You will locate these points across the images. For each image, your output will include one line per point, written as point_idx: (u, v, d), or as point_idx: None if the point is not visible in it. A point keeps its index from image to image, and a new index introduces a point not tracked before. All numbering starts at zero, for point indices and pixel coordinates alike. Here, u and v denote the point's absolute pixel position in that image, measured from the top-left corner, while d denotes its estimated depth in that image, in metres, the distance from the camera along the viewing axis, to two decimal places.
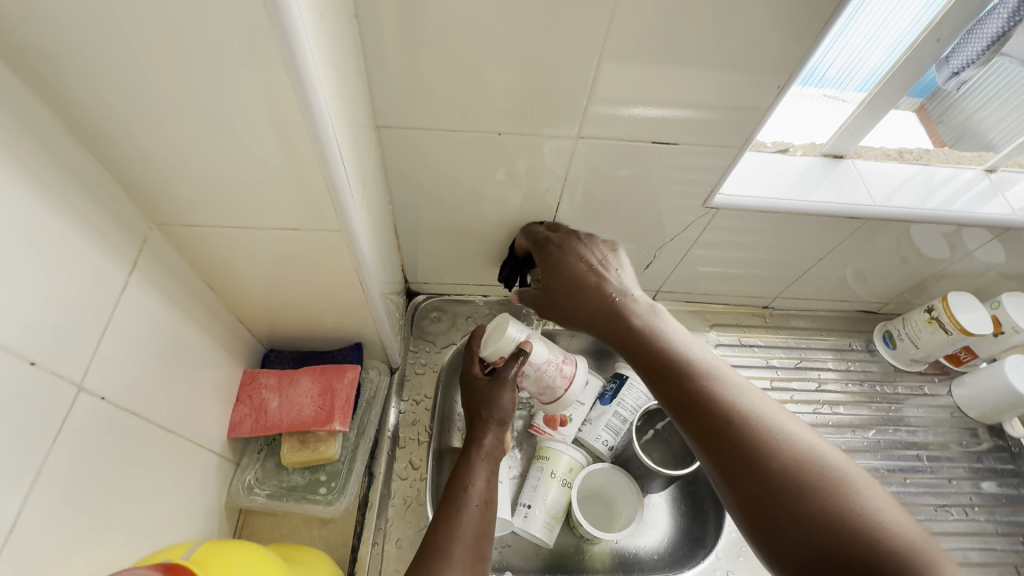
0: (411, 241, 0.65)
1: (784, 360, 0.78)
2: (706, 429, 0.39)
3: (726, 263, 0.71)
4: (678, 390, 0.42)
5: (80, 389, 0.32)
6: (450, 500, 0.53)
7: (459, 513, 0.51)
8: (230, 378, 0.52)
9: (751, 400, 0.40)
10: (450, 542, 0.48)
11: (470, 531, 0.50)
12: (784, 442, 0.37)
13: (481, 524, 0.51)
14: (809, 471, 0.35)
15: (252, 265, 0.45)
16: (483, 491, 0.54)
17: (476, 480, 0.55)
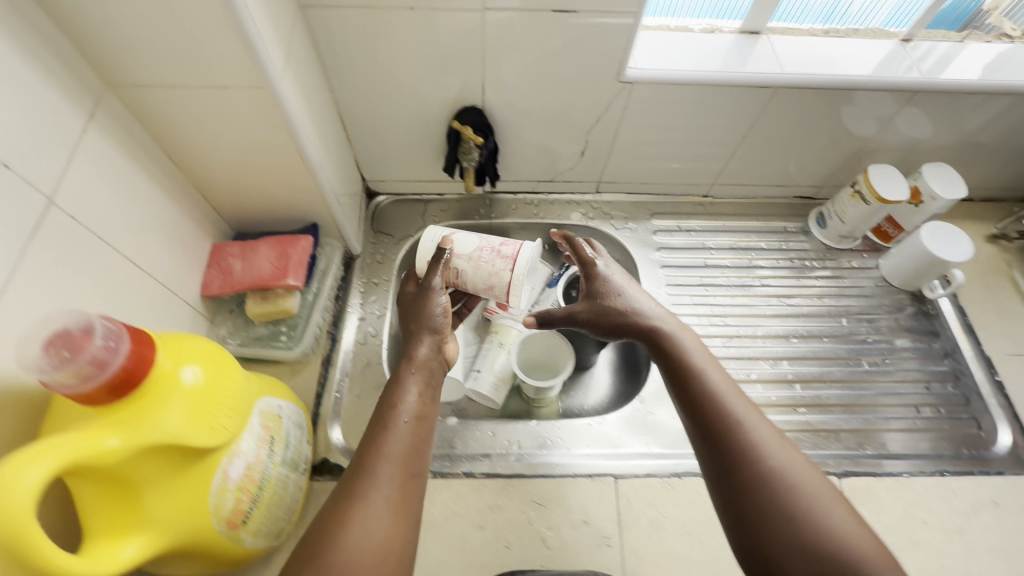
0: (359, 135, 0.71)
1: (720, 242, 0.83)
2: (704, 435, 0.48)
3: (658, 148, 0.76)
4: (685, 394, 0.51)
5: (51, 202, 0.40)
6: (379, 418, 0.48)
7: (384, 431, 0.47)
8: (200, 246, 0.60)
9: (748, 416, 0.47)
10: (376, 467, 0.44)
11: (399, 451, 0.45)
12: (767, 450, 0.45)
13: (412, 443, 0.47)
14: (781, 479, 0.43)
15: (200, 133, 0.52)
16: (417, 407, 0.50)
17: (407, 397, 0.50)
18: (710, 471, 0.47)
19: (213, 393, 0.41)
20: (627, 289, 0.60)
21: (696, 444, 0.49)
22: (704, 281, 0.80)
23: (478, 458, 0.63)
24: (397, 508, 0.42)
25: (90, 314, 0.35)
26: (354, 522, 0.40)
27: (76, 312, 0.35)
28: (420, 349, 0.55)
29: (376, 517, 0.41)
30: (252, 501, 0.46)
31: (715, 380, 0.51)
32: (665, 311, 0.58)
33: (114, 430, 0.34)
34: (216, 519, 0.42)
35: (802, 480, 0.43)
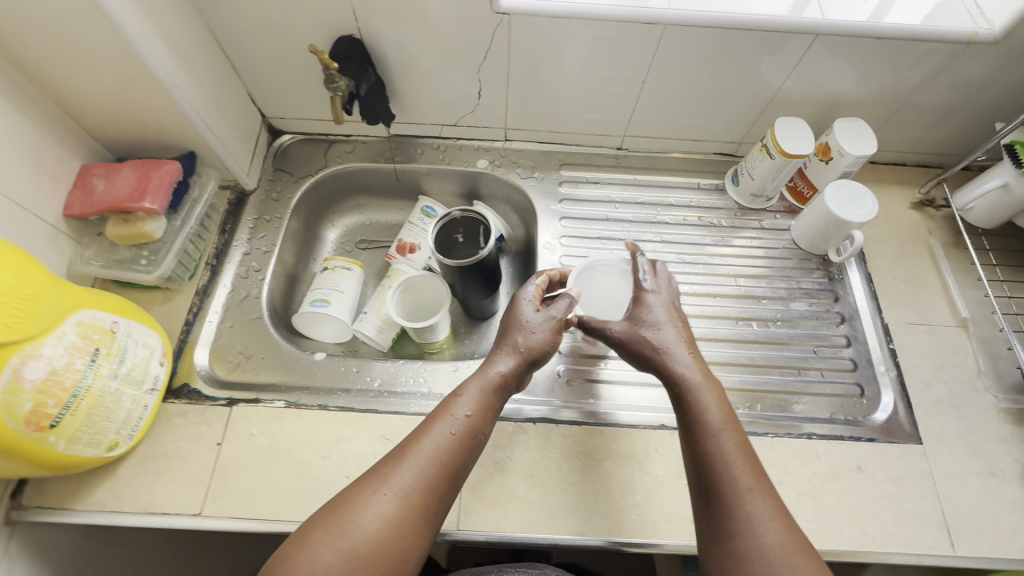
0: (247, 64, 0.70)
1: (626, 196, 0.80)
2: (701, 475, 0.46)
3: (558, 93, 0.73)
4: (711, 439, 0.47)
5: None
6: (436, 416, 0.48)
7: (425, 433, 0.46)
8: (63, 166, 0.60)
9: (759, 480, 0.45)
10: (405, 466, 0.44)
11: (433, 458, 0.45)
12: (757, 516, 0.43)
13: (447, 459, 0.45)
14: (759, 546, 0.41)
15: (37, 42, 0.52)
16: (473, 423, 0.48)
17: (464, 409, 0.48)
18: (699, 499, 0.46)
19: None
20: (666, 323, 0.54)
21: (694, 478, 0.48)
22: (604, 235, 0.76)
23: (337, 394, 0.64)
24: (404, 519, 0.42)
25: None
26: (365, 512, 0.41)
27: None
28: (498, 367, 0.51)
29: (380, 522, 0.41)
30: (63, 407, 0.47)
31: (734, 443, 0.47)
32: (692, 353, 0.52)
33: None
34: (7, 416, 0.43)
35: (784, 560, 0.40)
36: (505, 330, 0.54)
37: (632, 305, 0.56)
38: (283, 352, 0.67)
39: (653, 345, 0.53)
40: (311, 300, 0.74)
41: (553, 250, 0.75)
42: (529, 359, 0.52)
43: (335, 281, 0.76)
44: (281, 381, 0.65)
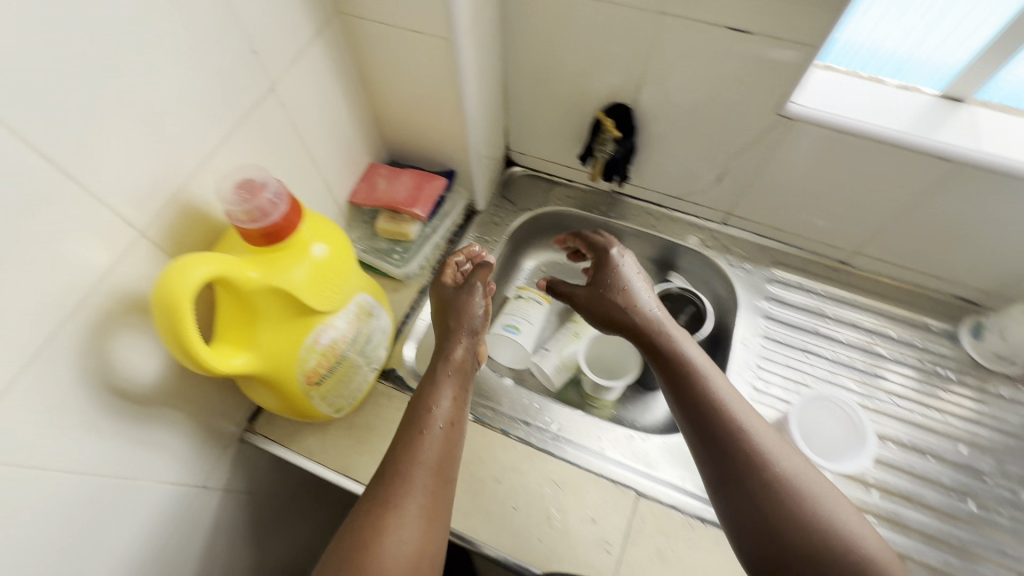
0: (517, 106, 0.78)
1: (839, 313, 0.75)
2: (708, 442, 0.51)
3: (806, 196, 0.71)
4: (692, 404, 0.53)
5: (274, 93, 0.51)
6: (414, 423, 0.56)
7: (419, 440, 0.54)
8: (359, 162, 0.71)
9: (746, 419, 0.51)
10: (404, 481, 0.52)
11: (429, 460, 0.54)
12: (785, 464, 0.48)
13: (441, 451, 0.55)
14: (800, 489, 0.46)
15: (386, 67, 0.61)
16: (451, 412, 0.57)
17: (443, 402, 0.58)
18: (716, 488, 0.49)
19: (329, 268, 0.50)
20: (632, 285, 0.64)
21: (703, 452, 0.51)
22: (807, 348, 0.72)
23: (517, 423, 0.67)
24: (421, 526, 0.50)
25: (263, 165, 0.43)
26: (388, 534, 0.48)
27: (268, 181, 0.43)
28: (457, 349, 0.62)
29: (409, 513, 0.50)
30: (329, 368, 0.55)
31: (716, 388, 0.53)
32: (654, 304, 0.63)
33: (257, 266, 0.44)
34: (300, 369, 0.51)
35: (817, 492, 0.46)
36: (452, 317, 0.65)
37: (603, 269, 0.66)
38: (474, 367, 0.72)
39: (598, 301, 0.64)
40: (505, 323, 0.79)
41: (749, 348, 0.73)
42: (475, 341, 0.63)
43: (528, 312, 0.81)
44: (468, 392, 0.69)
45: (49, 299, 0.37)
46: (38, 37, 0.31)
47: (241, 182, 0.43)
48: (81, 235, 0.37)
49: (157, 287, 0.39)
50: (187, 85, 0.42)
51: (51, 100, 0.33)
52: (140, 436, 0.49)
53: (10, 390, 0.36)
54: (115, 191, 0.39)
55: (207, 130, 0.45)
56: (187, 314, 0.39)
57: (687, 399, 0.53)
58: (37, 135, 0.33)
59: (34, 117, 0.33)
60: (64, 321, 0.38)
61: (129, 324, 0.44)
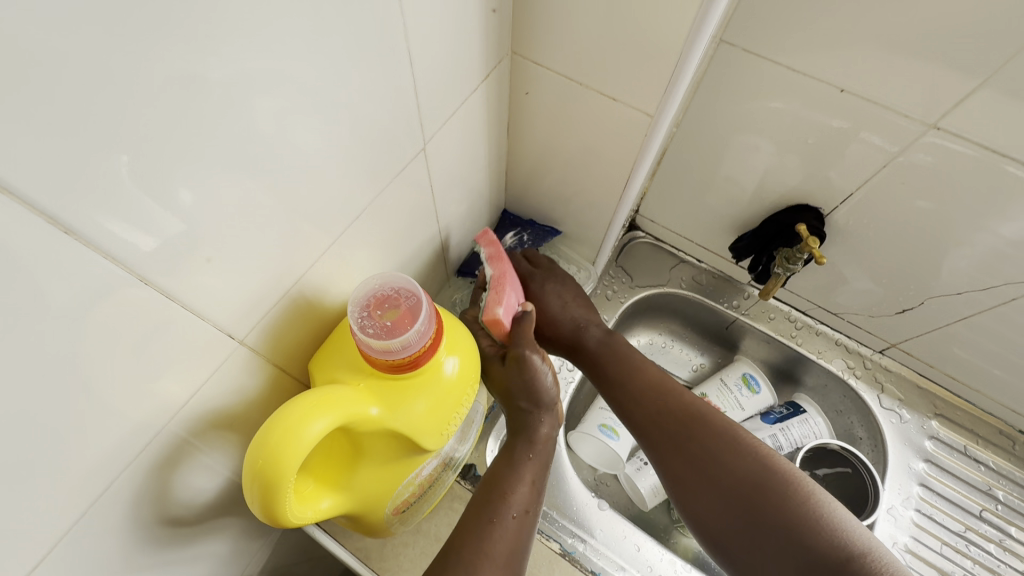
0: (667, 174, 0.65)
1: (1013, 499, 0.62)
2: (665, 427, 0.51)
3: (1011, 355, 0.58)
4: (614, 392, 0.55)
5: (422, 149, 0.40)
6: (483, 507, 0.44)
7: (488, 527, 0.43)
8: (477, 213, 0.60)
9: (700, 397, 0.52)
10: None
11: (500, 553, 0.42)
12: (705, 414, 0.50)
13: (516, 540, 0.43)
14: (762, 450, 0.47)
15: (546, 121, 0.50)
16: (526, 498, 0.46)
17: (519, 483, 0.46)
18: (694, 477, 0.48)
19: (457, 392, 0.38)
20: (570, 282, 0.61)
21: (653, 439, 0.51)
22: (966, 534, 0.60)
23: (611, 566, 0.56)
24: None
25: (418, 283, 0.35)
26: None
27: (411, 283, 0.35)
28: (542, 428, 0.50)
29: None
30: (418, 495, 0.44)
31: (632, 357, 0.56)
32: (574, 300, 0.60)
33: (377, 398, 0.34)
34: (390, 504, 0.40)
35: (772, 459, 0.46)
36: (517, 397, 0.50)
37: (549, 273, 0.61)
38: (565, 478, 0.62)
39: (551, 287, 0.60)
40: (601, 423, 0.66)
41: (897, 522, 0.60)
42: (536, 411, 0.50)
43: None
44: (557, 511, 0.59)
45: (129, 425, 0.28)
46: (188, 105, 0.22)
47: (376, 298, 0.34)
48: (184, 343, 0.28)
49: (259, 436, 0.29)
50: (336, 147, 0.32)
51: (186, 174, 0.24)
52: (186, 551, 0.38)
53: (63, 536, 0.27)
54: (230, 286, 0.29)
55: (343, 198, 0.35)
56: (290, 478, 0.29)
57: (621, 397, 0.54)
58: (161, 217, 0.24)
59: (163, 193, 0.23)
60: (137, 450, 0.29)
61: (210, 433, 0.34)
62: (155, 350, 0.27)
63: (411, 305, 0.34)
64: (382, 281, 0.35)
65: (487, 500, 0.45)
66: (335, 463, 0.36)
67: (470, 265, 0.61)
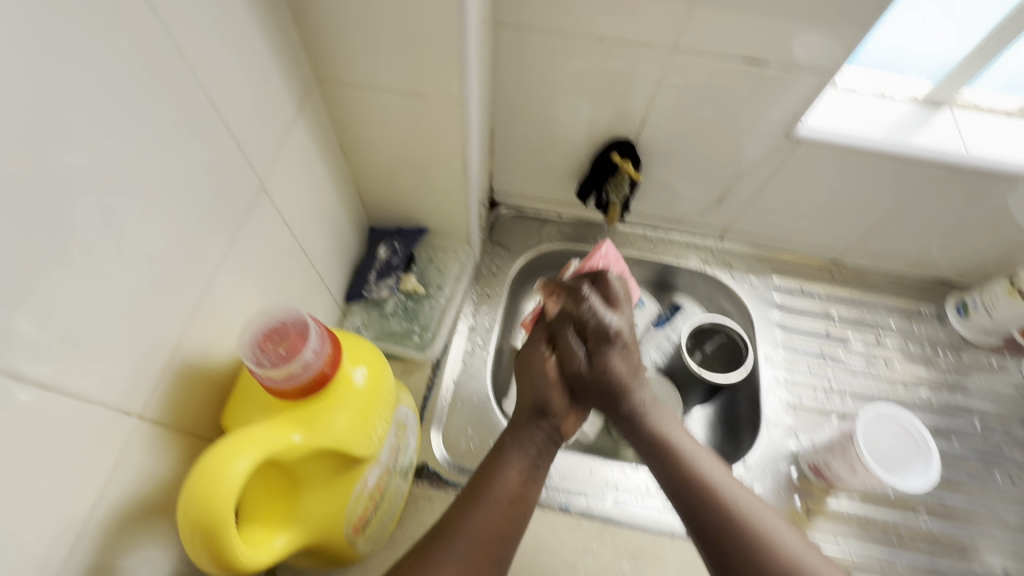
0: (504, 148, 0.72)
1: (844, 312, 0.78)
2: (688, 505, 0.48)
3: (802, 206, 0.73)
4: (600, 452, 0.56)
5: (261, 187, 0.42)
6: (476, 488, 0.49)
7: (474, 507, 0.47)
8: (344, 235, 0.61)
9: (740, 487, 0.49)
10: (448, 551, 0.44)
11: (480, 533, 0.46)
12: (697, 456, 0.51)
13: (496, 526, 0.47)
14: (788, 552, 0.44)
15: (374, 132, 0.54)
16: (513, 486, 0.49)
17: (509, 470, 0.50)
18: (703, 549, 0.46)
19: (373, 398, 0.41)
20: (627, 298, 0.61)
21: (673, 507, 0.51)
22: (824, 352, 0.74)
23: (573, 494, 0.61)
24: None
25: (299, 307, 0.37)
26: None
27: (291, 308, 0.37)
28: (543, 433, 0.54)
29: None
30: (375, 509, 0.46)
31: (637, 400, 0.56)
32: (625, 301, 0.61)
33: (297, 426, 0.35)
34: (346, 523, 0.42)
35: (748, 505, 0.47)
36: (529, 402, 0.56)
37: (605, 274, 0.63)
38: None
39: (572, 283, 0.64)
40: None
41: (775, 364, 0.73)
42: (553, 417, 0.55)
43: None
44: None
45: (46, 533, 0.27)
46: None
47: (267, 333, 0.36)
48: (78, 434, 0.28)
49: (186, 492, 0.29)
50: (171, 207, 0.33)
51: None
52: None
53: None
54: (108, 365, 0.30)
55: (200, 254, 0.36)
56: (230, 523, 0.30)
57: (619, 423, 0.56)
58: None
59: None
60: (65, 556, 0.28)
61: (145, 517, 0.34)
62: (28, 472, 0.26)
63: (299, 329, 0.36)
64: (262, 319, 0.36)
65: (477, 483, 0.49)
66: (277, 502, 0.37)
67: (359, 287, 0.63)
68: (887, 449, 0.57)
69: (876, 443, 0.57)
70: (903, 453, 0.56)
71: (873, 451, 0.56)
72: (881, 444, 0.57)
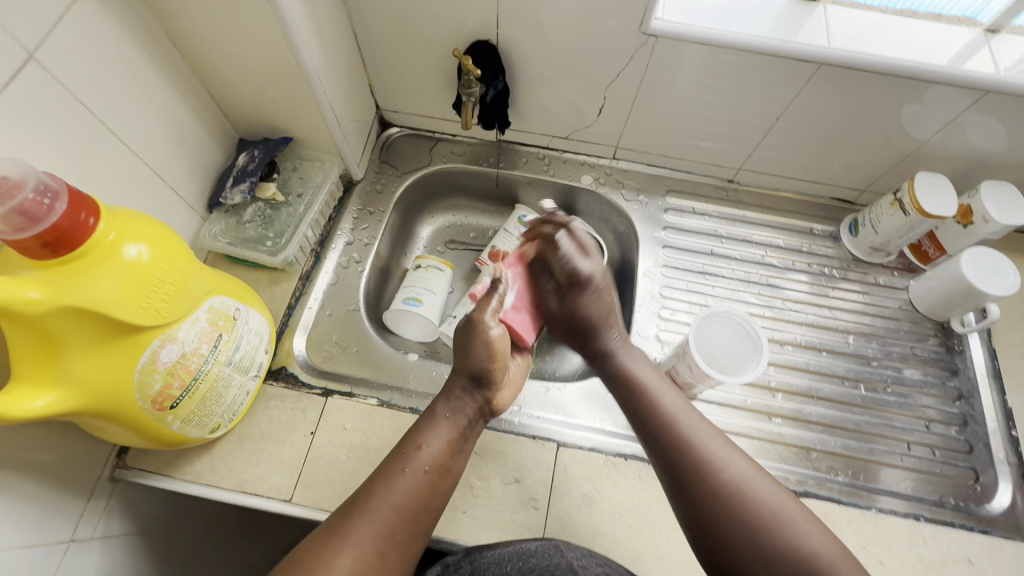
0: (376, 58, 0.70)
1: (734, 232, 0.77)
2: (658, 449, 0.51)
3: (686, 117, 0.70)
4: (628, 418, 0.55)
5: (30, 58, 0.41)
6: (398, 456, 0.50)
7: (396, 476, 0.48)
8: (195, 139, 0.61)
9: (709, 434, 0.50)
10: (364, 518, 0.45)
11: (408, 499, 0.47)
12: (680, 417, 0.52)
13: (419, 501, 0.48)
14: (744, 487, 0.46)
15: (196, 20, 0.53)
16: (438, 456, 0.50)
17: (433, 439, 0.51)
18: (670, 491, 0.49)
19: (151, 274, 0.41)
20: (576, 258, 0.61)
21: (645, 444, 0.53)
22: (706, 270, 0.74)
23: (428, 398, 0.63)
24: (366, 567, 0.43)
25: (30, 164, 0.36)
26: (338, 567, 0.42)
27: (18, 163, 0.35)
28: (466, 399, 0.55)
29: (364, 544, 0.44)
30: (184, 390, 0.47)
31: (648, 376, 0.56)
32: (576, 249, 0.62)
33: (38, 284, 0.36)
34: (140, 395, 0.44)
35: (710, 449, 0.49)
36: (461, 354, 0.56)
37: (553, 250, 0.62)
38: (377, 350, 0.67)
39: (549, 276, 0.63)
40: (404, 297, 0.73)
41: (653, 279, 0.73)
42: (485, 391, 0.56)
43: (428, 281, 0.74)
44: (376, 377, 0.65)
45: None
46: None
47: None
48: None
49: None
50: None
51: None
52: None
53: None
54: None
55: None
56: None
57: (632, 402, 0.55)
58: None
59: None
60: None
61: None
62: None
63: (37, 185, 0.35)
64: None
65: (403, 451, 0.50)
66: (43, 363, 0.39)
67: (216, 195, 0.64)
68: (724, 350, 0.57)
69: (706, 340, 0.57)
70: (744, 354, 0.56)
71: (702, 349, 0.57)
72: (709, 342, 0.57)
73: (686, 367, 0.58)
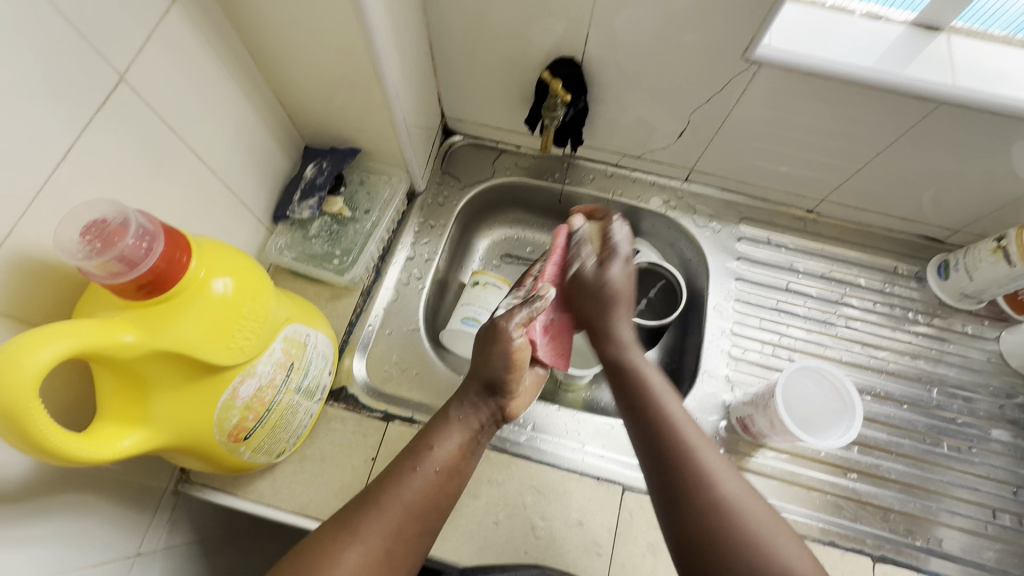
0: (447, 66, 0.67)
1: (811, 267, 0.73)
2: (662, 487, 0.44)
3: (773, 146, 0.66)
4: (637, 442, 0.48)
5: (120, 79, 0.39)
6: (409, 454, 0.46)
7: (406, 474, 0.44)
8: (265, 149, 0.59)
9: (734, 482, 0.43)
10: (376, 510, 0.41)
11: (415, 498, 0.43)
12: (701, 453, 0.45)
13: (428, 498, 0.44)
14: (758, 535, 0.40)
15: (276, 31, 0.50)
16: (452, 458, 0.46)
17: (448, 441, 0.47)
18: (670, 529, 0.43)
19: (237, 311, 0.39)
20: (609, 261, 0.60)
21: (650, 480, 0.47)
22: (780, 306, 0.70)
23: None
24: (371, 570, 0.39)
25: (125, 204, 0.35)
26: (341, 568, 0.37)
27: (113, 203, 0.34)
28: (479, 402, 0.50)
29: (373, 541, 0.40)
30: (258, 420, 0.46)
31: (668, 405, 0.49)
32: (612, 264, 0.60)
33: (130, 327, 0.35)
34: (218, 430, 0.43)
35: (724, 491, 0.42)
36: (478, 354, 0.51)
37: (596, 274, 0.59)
38: (436, 373, 0.66)
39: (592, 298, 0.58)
40: (464, 316, 0.70)
41: (723, 314, 0.69)
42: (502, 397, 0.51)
43: (489, 301, 0.71)
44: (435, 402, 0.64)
45: None
46: None
47: (89, 230, 0.33)
48: None
49: None
50: None
51: None
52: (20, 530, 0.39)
53: None
54: None
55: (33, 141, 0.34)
56: (33, 409, 0.30)
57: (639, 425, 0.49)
58: None
59: None
60: None
61: None
62: None
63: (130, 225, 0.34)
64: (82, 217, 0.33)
65: (414, 449, 0.46)
66: (130, 400, 0.38)
67: (281, 207, 0.62)
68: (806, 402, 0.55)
69: (791, 389, 0.55)
70: (831, 409, 0.54)
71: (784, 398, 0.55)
72: (794, 390, 0.55)
73: (763, 415, 0.55)
